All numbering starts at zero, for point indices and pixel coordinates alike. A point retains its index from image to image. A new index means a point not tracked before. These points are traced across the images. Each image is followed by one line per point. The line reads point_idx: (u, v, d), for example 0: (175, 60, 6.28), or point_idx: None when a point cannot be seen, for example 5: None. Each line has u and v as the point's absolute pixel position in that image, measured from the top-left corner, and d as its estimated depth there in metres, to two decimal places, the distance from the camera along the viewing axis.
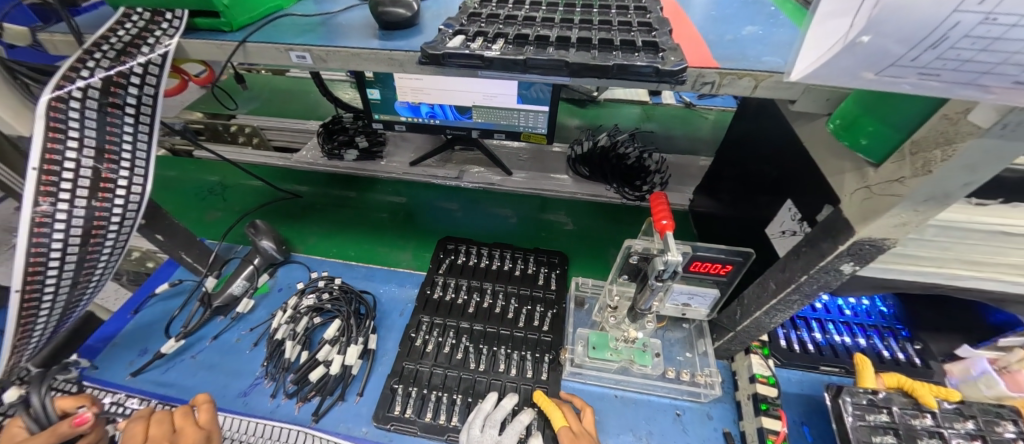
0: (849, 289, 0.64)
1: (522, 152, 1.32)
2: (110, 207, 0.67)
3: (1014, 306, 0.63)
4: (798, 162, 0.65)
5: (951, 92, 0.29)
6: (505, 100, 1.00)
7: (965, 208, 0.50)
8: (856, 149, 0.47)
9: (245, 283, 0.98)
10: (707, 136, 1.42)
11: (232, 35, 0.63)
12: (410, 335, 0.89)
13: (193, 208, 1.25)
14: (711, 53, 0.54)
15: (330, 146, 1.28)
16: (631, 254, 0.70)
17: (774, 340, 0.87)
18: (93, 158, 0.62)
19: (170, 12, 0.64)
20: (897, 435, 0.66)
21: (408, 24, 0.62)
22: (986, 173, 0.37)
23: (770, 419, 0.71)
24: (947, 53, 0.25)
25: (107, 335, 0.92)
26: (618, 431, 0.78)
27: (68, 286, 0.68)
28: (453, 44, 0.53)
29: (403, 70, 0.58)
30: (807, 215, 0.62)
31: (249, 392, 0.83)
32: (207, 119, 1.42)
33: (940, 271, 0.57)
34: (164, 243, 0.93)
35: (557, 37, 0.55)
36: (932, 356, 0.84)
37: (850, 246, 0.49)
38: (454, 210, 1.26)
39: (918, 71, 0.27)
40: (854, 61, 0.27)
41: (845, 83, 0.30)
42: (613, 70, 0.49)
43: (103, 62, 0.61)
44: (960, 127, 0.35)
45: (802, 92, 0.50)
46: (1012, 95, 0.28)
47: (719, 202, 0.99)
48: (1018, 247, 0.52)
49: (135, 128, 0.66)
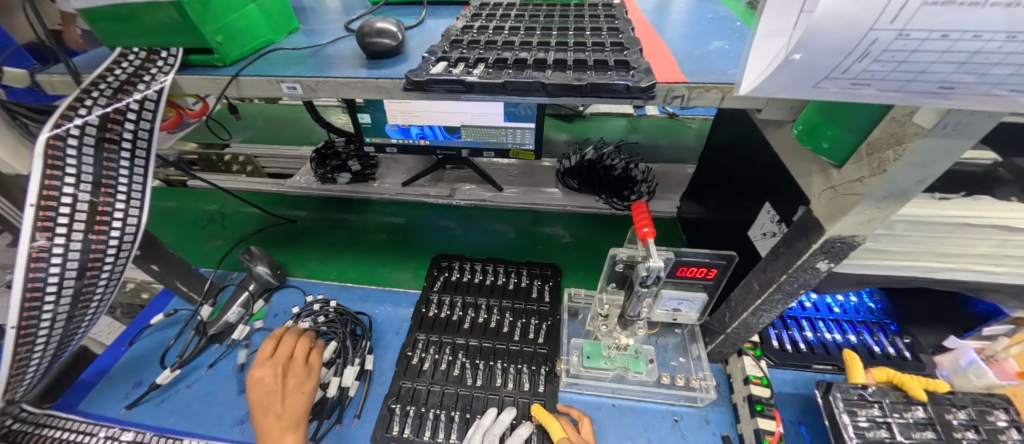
0: (830, 286, 0.66)
1: (512, 168, 1.35)
2: (106, 239, 0.67)
3: (990, 295, 0.65)
4: (772, 166, 0.68)
5: (887, 98, 0.32)
6: (492, 119, 1.03)
7: (929, 202, 0.52)
8: (819, 153, 0.49)
9: (241, 310, 0.98)
10: (691, 144, 1.46)
11: (225, 69, 0.66)
12: (407, 353, 0.90)
13: (188, 238, 1.26)
14: (680, 68, 0.57)
15: (323, 171, 1.30)
16: (617, 262, 0.72)
17: (766, 341, 0.89)
18: (90, 192, 0.64)
19: (165, 50, 0.66)
20: (890, 428, 0.67)
21: (393, 52, 0.65)
22: (938, 169, 0.40)
23: (765, 420, 0.72)
24: (870, 67, 0.29)
25: (101, 369, 0.92)
26: (617, 440, 0.78)
27: (63, 320, 0.68)
28: (436, 70, 0.56)
29: (390, 96, 0.61)
30: (784, 216, 0.65)
31: (245, 419, 0.82)
32: (201, 149, 1.44)
33: (914, 264, 0.59)
34: (160, 273, 0.94)
35: (534, 60, 0.59)
36: (921, 349, 0.85)
37: (822, 244, 0.51)
38: (453, 228, 1.28)
39: (850, 82, 0.31)
40: (792, 75, 0.31)
41: (791, 94, 0.33)
42: (587, 88, 0.52)
43: (100, 100, 0.63)
44: (908, 129, 0.38)
45: (767, 101, 0.54)
46: (941, 97, 0.30)
47: (705, 208, 1.02)
48: (984, 238, 0.55)
49: (131, 162, 0.68)
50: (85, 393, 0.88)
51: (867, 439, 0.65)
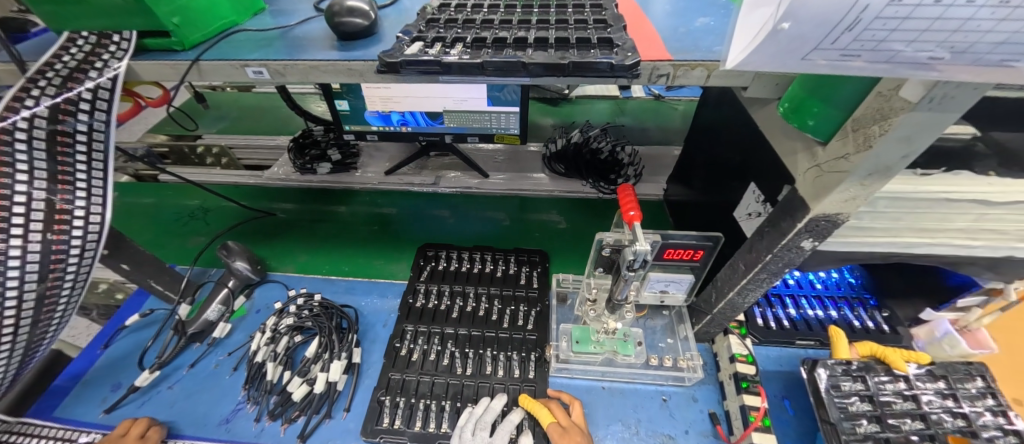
0: (814, 264, 0.67)
1: (498, 154, 1.32)
2: (68, 239, 0.63)
3: (968, 268, 0.66)
4: (758, 146, 0.67)
5: (875, 70, 0.31)
6: (475, 104, 1.00)
7: (910, 178, 0.52)
8: (805, 130, 0.49)
9: (221, 308, 0.95)
10: (677, 126, 1.46)
11: (185, 54, 0.61)
12: (394, 345, 0.88)
13: (162, 234, 1.21)
14: (665, 46, 0.55)
15: (302, 161, 1.26)
16: (604, 247, 0.72)
17: (751, 320, 0.90)
18: (46, 188, 0.60)
19: (118, 33, 0.61)
20: (872, 400, 0.68)
21: (366, 33, 0.61)
22: (922, 144, 0.39)
23: (750, 396, 0.74)
24: (862, 35, 0.28)
25: (76, 373, 0.88)
26: (608, 422, 0.79)
27: (28, 326, 0.63)
28: (411, 51, 0.54)
29: (363, 79, 0.58)
30: (769, 196, 0.65)
31: (231, 418, 0.80)
32: (172, 141, 1.38)
33: (894, 240, 0.60)
34: (131, 272, 0.90)
35: (514, 39, 0.56)
36: (899, 322, 0.88)
37: (807, 223, 0.51)
38: (445, 217, 1.23)
39: (840, 53, 0.30)
40: (779, 46, 0.30)
41: (778, 67, 0.32)
42: (570, 67, 0.51)
43: (49, 89, 0.60)
44: (894, 103, 0.37)
45: (753, 78, 0.53)
46: (928, 68, 0.30)
47: (691, 190, 1.02)
48: (963, 213, 0.55)
49: (88, 158, 0.64)
50: (61, 398, 0.85)
51: (849, 412, 0.67)
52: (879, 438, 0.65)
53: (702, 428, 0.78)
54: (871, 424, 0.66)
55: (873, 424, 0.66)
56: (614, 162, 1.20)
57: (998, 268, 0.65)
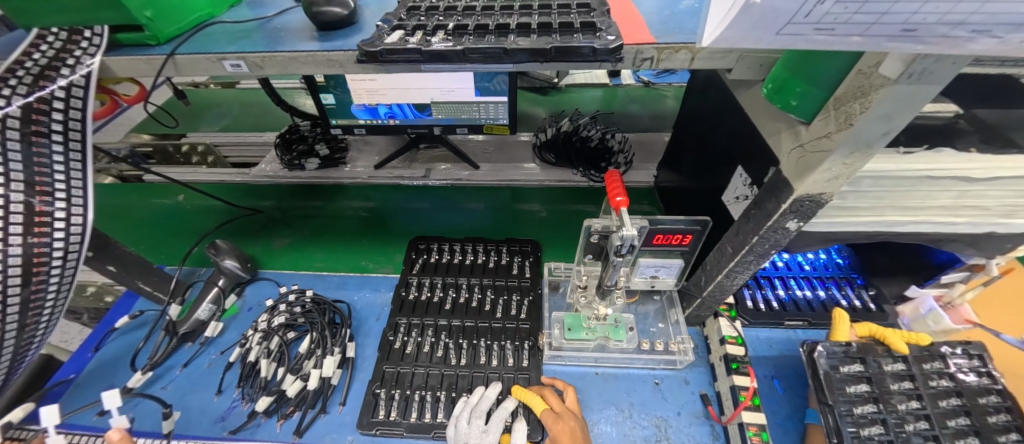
0: (800, 245, 0.67)
1: (488, 145, 1.31)
2: (50, 241, 0.61)
3: (951, 244, 0.66)
4: (743, 129, 0.68)
5: (848, 45, 0.32)
6: (463, 94, 0.99)
7: (894, 157, 0.52)
8: (788, 110, 0.49)
9: (212, 307, 0.94)
10: (667, 113, 1.46)
11: (160, 48, 0.60)
12: (388, 337, 0.89)
13: (172, 235, 1.19)
14: (650, 29, 0.55)
15: (290, 157, 1.24)
16: (592, 233, 0.72)
17: (741, 302, 0.91)
18: (23, 192, 0.58)
19: (89, 29, 0.60)
20: (870, 381, 0.69)
21: (346, 22, 0.60)
22: (901, 121, 0.40)
23: (741, 377, 0.75)
24: (833, 9, 0.29)
25: (67, 378, 0.87)
26: (601, 407, 0.80)
27: (14, 331, 0.62)
28: (391, 39, 0.53)
29: (344, 70, 0.57)
30: (756, 179, 0.65)
31: (226, 416, 0.80)
32: (156, 140, 1.33)
33: (877, 219, 0.60)
34: (117, 274, 0.89)
35: (496, 25, 0.55)
36: (885, 300, 0.90)
37: (792, 204, 0.52)
38: (539, 212, 1.21)
39: (814, 27, 0.31)
40: (754, 21, 0.30)
41: (754, 43, 0.33)
42: (553, 53, 0.50)
43: (20, 88, 0.57)
44: (874, 80, 0.37)
45: (737, 60, 0.53)
46: (906, 40, 0.30)
47: (680, 175, 1.02)
48: (943, 191, 0.56)
49: (66, 156, 0.62)
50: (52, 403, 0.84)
51: (847, 394, 0.68)
52: (875, 418, 0.66)
53: (694, 409, 0.79)
54: (869, 405, 0.67)
55: (870, 405, 0.67)
56: (604, 149, 1.20)
57: (980, 244, 0.66)
